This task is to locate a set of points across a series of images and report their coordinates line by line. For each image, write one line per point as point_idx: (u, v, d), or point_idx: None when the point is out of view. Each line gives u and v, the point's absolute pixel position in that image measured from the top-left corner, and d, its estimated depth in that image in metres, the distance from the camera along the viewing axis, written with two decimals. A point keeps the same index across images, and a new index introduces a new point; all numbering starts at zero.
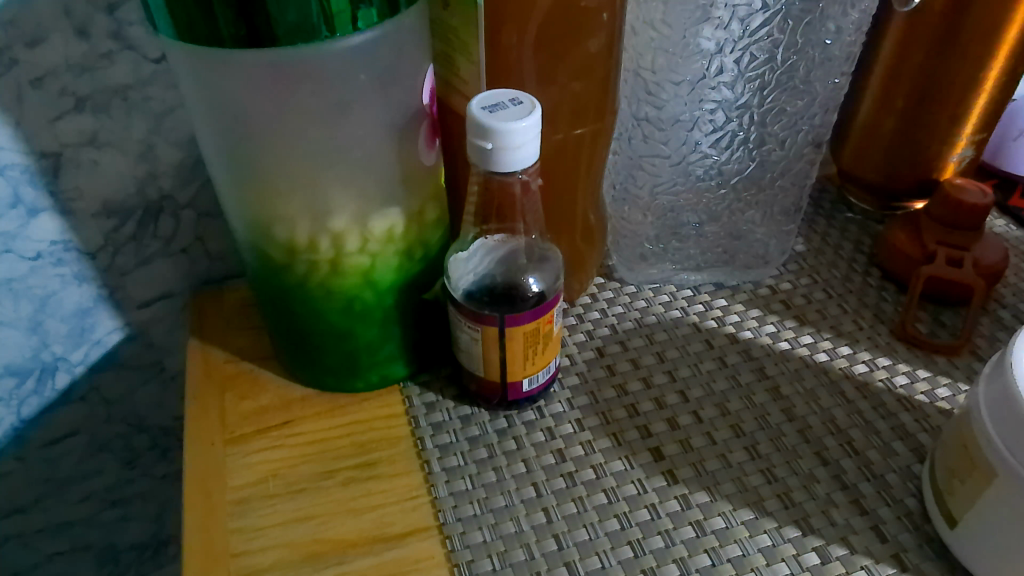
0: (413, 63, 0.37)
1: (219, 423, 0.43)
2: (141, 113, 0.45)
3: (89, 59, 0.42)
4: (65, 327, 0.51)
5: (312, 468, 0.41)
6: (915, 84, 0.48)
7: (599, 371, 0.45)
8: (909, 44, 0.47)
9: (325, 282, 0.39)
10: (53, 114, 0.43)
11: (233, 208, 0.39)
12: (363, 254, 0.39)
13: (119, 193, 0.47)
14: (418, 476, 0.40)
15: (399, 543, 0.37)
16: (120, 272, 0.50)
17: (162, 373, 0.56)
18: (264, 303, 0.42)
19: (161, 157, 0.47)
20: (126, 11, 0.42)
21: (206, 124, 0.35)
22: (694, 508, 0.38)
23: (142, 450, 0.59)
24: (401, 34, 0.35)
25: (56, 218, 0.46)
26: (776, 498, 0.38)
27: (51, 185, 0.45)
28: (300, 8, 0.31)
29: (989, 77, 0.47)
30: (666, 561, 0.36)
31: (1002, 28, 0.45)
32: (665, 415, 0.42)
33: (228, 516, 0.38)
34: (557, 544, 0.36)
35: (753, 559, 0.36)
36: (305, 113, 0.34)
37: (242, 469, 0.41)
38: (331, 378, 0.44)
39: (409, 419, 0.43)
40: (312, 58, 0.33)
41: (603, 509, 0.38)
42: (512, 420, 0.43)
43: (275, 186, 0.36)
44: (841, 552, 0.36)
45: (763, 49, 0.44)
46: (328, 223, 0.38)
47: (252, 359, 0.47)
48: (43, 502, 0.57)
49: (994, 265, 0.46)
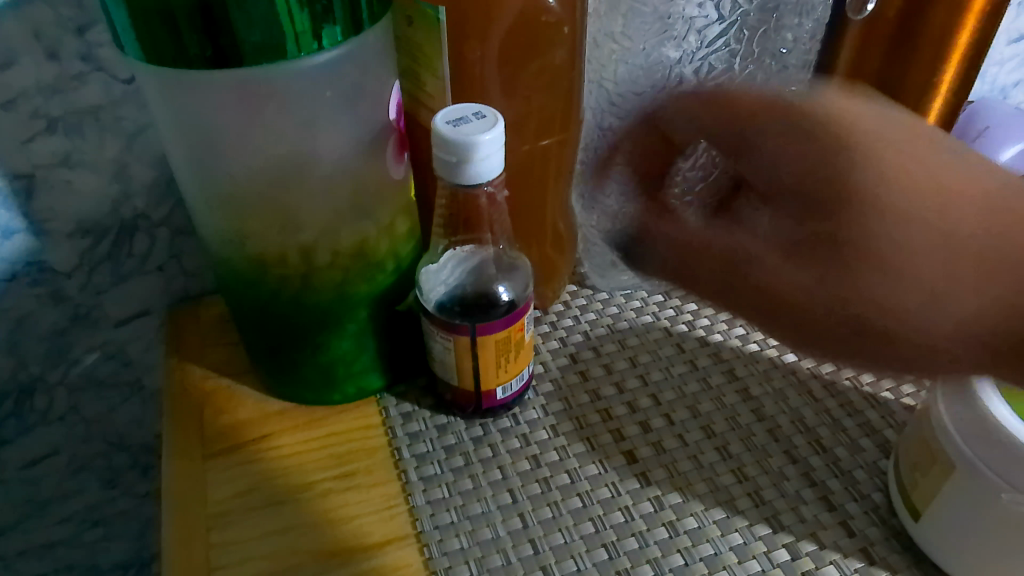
0: (379, 79, 0.37)
1: (197, 439, 0.43)
2: (113, 133, 0.45)
3: (60, 81, 0.43)
4: (43, 347, 0.51)
5: (291, 481, 0.41)
6: (874, 89, 0.50)
7: (572, 378, 0.46)
8: (868, 49, 0.48)
9: (299, 296, 0.40)
10: (26, 136, 0.43)
11: (205, 225, 0.39)
12: (336, 267, 0.40)
13: (93, 212, 0.47)
14: (396, 486, 0.40)
15: (377, 552, 0.37)
16: (96, 292, 0.50)
17: (141, 391, 0.56)
18: (239, 319, 0.43)
19: (135, 176, 0.47)
20: (95, 33, 0.42)
21: (175, 141, 0.36)
22: (667, 510, 0.38)
23: (123, 468, 0.59)
24: (365, 52, 0.36)
25: (30, 239, 0.47)
26: (747, 497, 0.39)
27: (25, 206, 0.45)
28: (266, 30, 0.31)
29: (943, 82, 0.49)
30: (640, 562, 0.36)
31: (953, 36, 0.46)
32: (638, 419, 0.43)
33: (209, 530, 0.39)
34: (533, 548, 0.37)
35: (725, 557, 0.36)
36: (273, 131, 0.35)
37: (222, 483, 0.41)
38: (308, 392, 0.44)
39: (386, 429, 0.44)
40: (277, 76, 0.33)
41: (578, 513, 0.38)
42: (488, 428, 0.43)
43: (246, 202, 0.37)
44: (810, 548, 0.37)
45: (722, 58, 0.47)
46: (298, 238, 0.38)
47: (229, 375, 0.47)
48: (24, 524, 0.57)
49: None
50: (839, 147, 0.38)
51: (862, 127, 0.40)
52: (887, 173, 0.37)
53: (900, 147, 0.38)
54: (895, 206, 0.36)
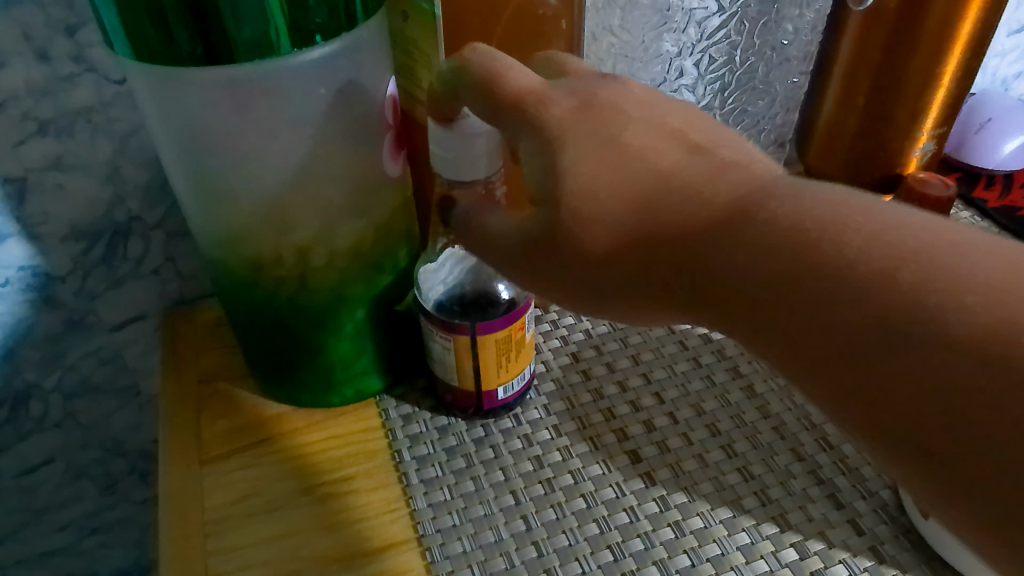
0: (375, 75, 0.37)
1: (194, 444, 0.43)
2: (105, 135, 0.45)
3: (50, 82, 0.42)
4: (37, 354, 0.50)
5: (290, 485, 0.40)
6: (875, 81, 0.48)
7: (574, 377, 0.45)
8: (868, 41, 0.47)
9: (295, 297, 0.39)
10: (16, 138, 0.43)
11: (198, 226, 0.38)
12: (332, 267, 0.39)
13: (86, 215, 0.47)
14: (396, 489, 0.40)
15: (378, 557, 0.37)
16: (91, 296, 0.50)
17: (138, 396, 0.56)
18: (235, 322, 0.42)
19: (128, 178, 0.47)
20: (85, 33, 0.41)
21: (166, 142, 0.35)
22: (672, 510, 0.38)
23: (121, 475, 0.58)
24: (361, 47, 0.35)
25: (22, 244, 0.46)
26: (753, 496, 0.38)
27: (16, 210, 0.45)
28: (256, 25, 0.31)
29: (946, 73, 0.48)
30: (646, 564, 0.36)
31: (956, 25, 0.45)
32: (641, 418, 0.43)
33: (206, 536, 0.38)
34: (537, 551, 0.36)
35: (732, 557, 0.36)
36: (267, 131, 0.34)
37: (219, 489, 0.40)
38: (306, 395, 0.44)
39: (386, 431, 0.43)
40: (270, 74, 0.32)
41: (581, 514, 0.38)
42: (489, 429, 0.42)
43: (240, 204, 0.36)
44: (818, 547, 0.36)
45: (722, 51, 0.50)
46: (294, 238, 0.38)
47: (226, 378, 0.47)
48: (21, 533, 0.56)
49: None
50: (563, 141, 0.28)
51: (629, 124, 0.28)
52: (606, 196, 0.27)
53: (697, 159, 0.27)
54: (859, 251, 0.22)
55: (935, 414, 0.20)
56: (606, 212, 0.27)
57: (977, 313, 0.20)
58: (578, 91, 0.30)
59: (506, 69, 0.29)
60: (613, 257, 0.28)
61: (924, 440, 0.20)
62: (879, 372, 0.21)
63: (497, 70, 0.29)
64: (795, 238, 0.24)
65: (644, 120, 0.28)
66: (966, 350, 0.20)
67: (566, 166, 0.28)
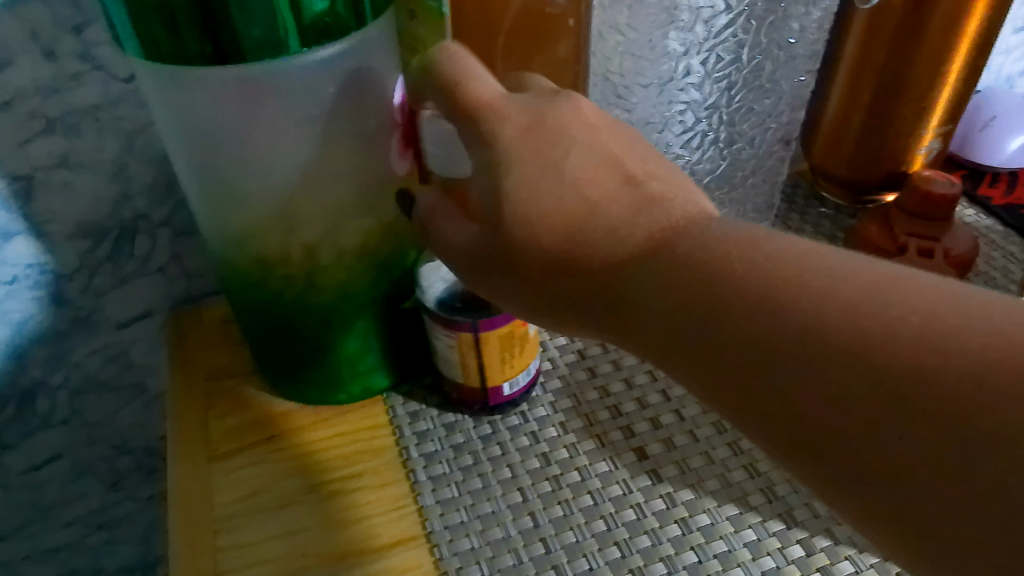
0: (385, 74, 0.37)
1: (202, 441, 0.43)
2: (112, 133, 0.45)
3: (57, 81, 0.42)
4: (44, 351, 0.50)
5: (298, 482, 0.41)
6: (880, 79, 0.49)
7: (580, 374, 0.45)
8: (873, 39, 0.48)
9: (303, 295, 0.40)
10: (24, 137, 0.43)
11: (207, 225, 0.38)
12: (340, 265, 0.39)
13: (92, 213, 0.47)
14: (404, 486, 0.40)
15: (387, 553, 0.37)
16: (97, 294, 0.50)
17: (144, 393, 0.56)
18: (242, 320, 0.42)
19: (135, 176, 0.47)
20: (93, 31, 0.41)
21: (175, 141, 0.35)
22: (679, 507, 0.38)
23: (127, 471, 0.58)
24: (370, 47, 0.35)
25: (30, 241, 0.46)
26: (759, 493, 0.39)
27: (24, 209, 0.45)
28: (266, 24, 0.31)
29: (951, 71, 0.48)
30: (653, 560, 0.36)
31: (962, 23, 0.45)
32: (647, 415, 0.43)
33: (215, 533, 0.38)
34: (545, 548, 0.37)
35: (739, 554, 0.36)
36: (276, 130, 0.34)
37: (228, 485, 0.41)
38: (313, 392, 0.44)
39: (393, 429, 0.43)
40: (279, 74, 0.33)
41: (589, 511, 0.38)
42: (496, 426, 0.43)
43: (248, 203, 0.36)
44: (824, 544, 0.36)
45: (728, 49, 0.45)
46: (302, 236, 0.38)
47: (234, 375, 0.47)
48: (28, 529, 0.57)
49: (962, 255, 0.47)
50: (511, 165, 0.30)
51: (572, 148, 0.30)
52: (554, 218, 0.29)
53: (628, 191, 0.29)
54: (793, 281, 0.23)
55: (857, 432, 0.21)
56: (546, 236, 0.29)
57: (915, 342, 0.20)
58: (533, 105, 0.31)
59: (468, 78, 0.31)
60: (558, 277, 0.30)
61: (840, 451, 0.21)
62: (791, 388, 0.22)
63: (459, 82, 0.31)
64: (714, 266, 0.25)
65: (586, 146, 0.30)
66: (875, 363, 0.21)
67: (511, 188, 0.30)
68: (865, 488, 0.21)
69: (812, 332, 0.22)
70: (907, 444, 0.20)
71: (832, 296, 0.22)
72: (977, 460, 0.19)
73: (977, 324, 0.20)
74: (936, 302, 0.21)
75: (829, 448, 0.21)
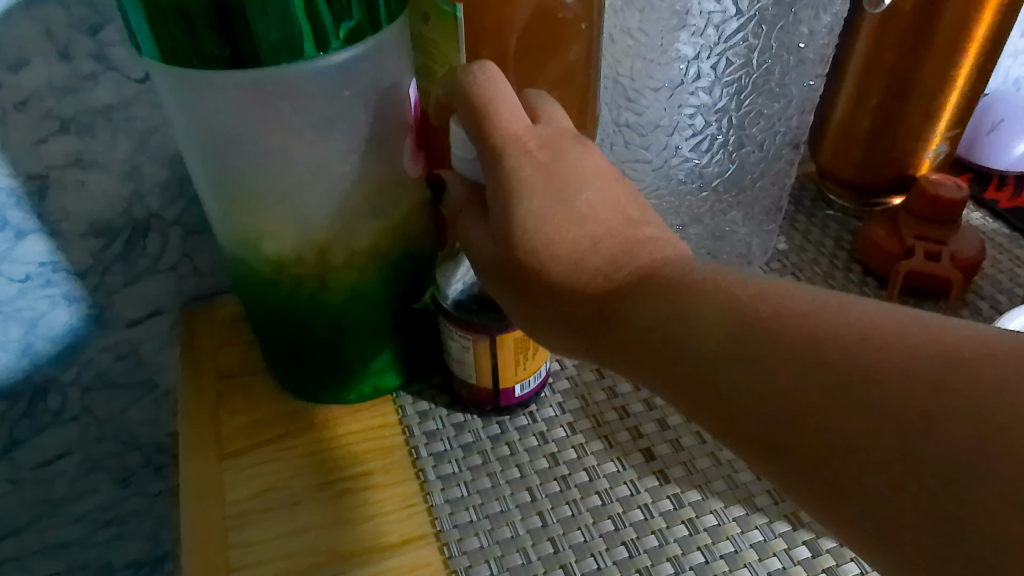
0: (397, 78, 0.37)
1: (213, 439, 0.43)
2: (126, 133, 0.45)
3: (72, 81, 0.42)
4: (56, 348, 0.51)
5: (308, 480, 0.41)
6: (889, 82, 0.49)
7: (588, 375, 0.46)
8: (882, 43, 0.48)
9: (315, 295, 0.40)
10: (38, 136, 0.43)
11: (220, 225, 0.39)
12: (352, 266, 0.40)
13: (105, 212, 0.47)
14: (413, 485, 0.40)
15: (396, 552, 0.37)
16: (109, 292, 0.50)
17: (154, 391, 0.56)
18: (254, 319, 0.42)
19: (147, 175, 0.47)
20: (108, 32, 0.42)
21: (190, 143, 0.36)
22: (686, 507, 0.38)
23: (137, 468, 0.59)
24: (384, 51, 0.36)
25: (43, 240, 0.47)
26: (766, 494, 0.39)
27: (37, 207, 0.45)
28: (283, 27, 0.30)
29: (960, 74, 0.48)
30: (660, 560, 0.36)
31: (971, 27, 0.46)
32: (655, 416, 0.43)
33: (227, 530, 0.39)
34: (553, 547, 0.37)
35: (745, 554, 0.36)
36: (290, 132, 0.34)
37: (239, 483, 0.41)
38: (324, 391, 0.44)
39: (402, 428, 0.44)
40: (296, 76, 0.33)
41: (597, 511, 0.38)
42: (504, 426, 0.43)
43: (262, 204, 0.37)
44: (830, 545, 0.37)
45: (739, 54, 0.45)
46: (315, 238, 0.38)
47: (244, 373, 0.47)
48: (37, 524, 0.57)
49: (971, 258, 0.47)
50: (523, 194, 0.31)
51: (582, 190, 0.31)
52: (559, 246, 0.30)
53: (629, 231, 0.31)
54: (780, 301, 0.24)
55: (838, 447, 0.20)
56: (556, 265, 0.30)
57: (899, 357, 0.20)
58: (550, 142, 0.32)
59: (492, 107, 0.32)
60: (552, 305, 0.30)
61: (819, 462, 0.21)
62: (762, 402, 0.22)
63: (483, 109, 0.32)
64: (695, 294, 0.26)
65: (594, 186, 0.32)
66: (840, 375, 0.21)
67: (521, 216, 0.31)
68: (845, 502, 0.20)
69: (775, 343, 0.23)
70: (868, 440, 0.20)
71: (788, 311, 0.23)
72: (938, 447, 0.18)
73: (957, 341, 0.20)
74: (918, 326, 0.21)
75: (799, 452, 0.21)
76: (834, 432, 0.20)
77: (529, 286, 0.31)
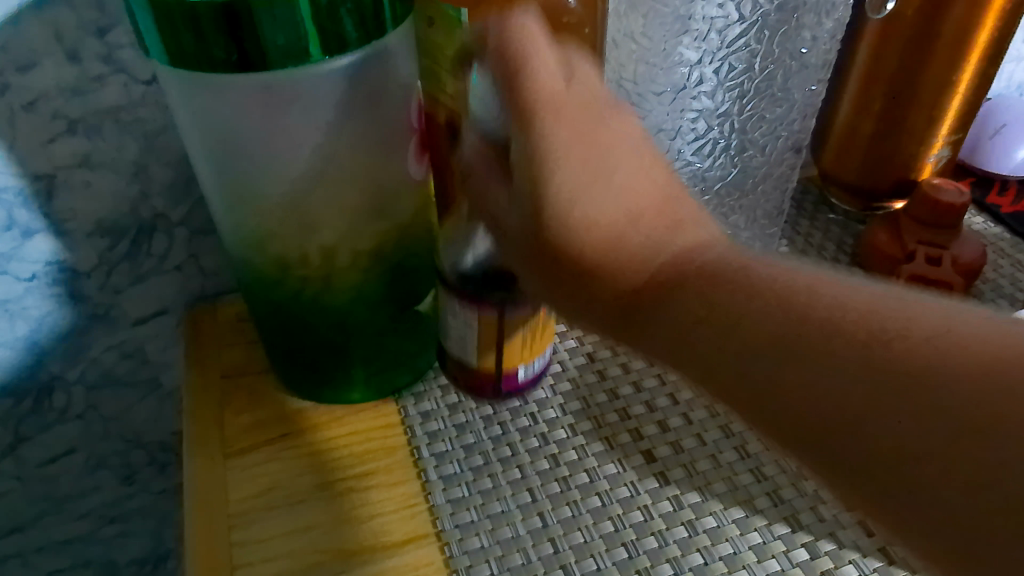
0: (401, 82, 0.37)
1: (217, 438, 0.44)
2: (132, 134, 0.46)
3: (80, 82, 0.43)
4: (61, 347, 0.51)
5: (311, 480, 0.41)
6: (891, 87, 0.49)
7: (590, 377, 0.46)
8: (884, 49, 0.48)
9: (319, 296, 0.40)
10: (46, 137, 0.44)
11: (225, 226, 0.39)
12: (355, 267, 0.40)
13: (111, 212, 0.48)
14: (415, 485, 0.41)
15: (398, 551, 0.38)
16: (114, 291, 0.51)
17: (159, 389, 0.57)
18: (258, 319, 0.43)
19: (154, 176, 0.47)
20: (115, 34, 0.42)
21: (196, 145, 0.36)
22: (686, 509, 0.39)
23: (141, 465, 0.59)
24: (388, 55, 0.36)
25: (50, 239, 0.47)
26: (765, 496, 0.39)
27: (45, 207, 0.46)
28: (290, 32, 0.31)
29: (962, 80, 0.48)
30: (660, 561, 0.36)
31: (973, 33, 0.46)
32: (656, 418, 0.43)
33: (230, 527, 0.39)
34: (553, 547, 0.37)
35: (744, 556, 0.37)
36: (296, 134, 0.35)
37: (243, 481, 0.41)
38: (328, 391, 0.45)
39: (404, 428, 0.44)
40: (301, 79, 0.33)
41: (597, 512, 0.39)
42: (506, 427, 0.43)
43: (267, 205, 0.37)
44: (829, 547, 0.37)
45: (741, 59, 0.46)
46: (319, 239, 0.38)
47: (248, 373, 0.48)
48: (42, 521, 0.57)
49: (971, 262, 0.47)
50: (559, 163, 0.30)
51: (619, 167, 0.31)
52: (597, 224, 0.30)
53: (666, 212, 0.31)
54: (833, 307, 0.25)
55: (907, 451, 0.22)
56: (588, 241, 0.30)
57: (955, 360, 0.22)
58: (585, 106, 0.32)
59: (527, 63, 0.31)
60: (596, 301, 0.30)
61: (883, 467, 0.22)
62: (820, 404, 0.24)
63: (518, 64, 0.31)
64: (746, 292, 0.26)
65: (630, 164, 0.31)
66: (910, 382, 0.22)
67: (555, 186, 0.30)
68: (904, 502, 0.22)
69: (823, 348, 0.24)
70: (919, 444, 0.22)
71: (846, 317, 0.24)
72: (997, 457, 0.20)
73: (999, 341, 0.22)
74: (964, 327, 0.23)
75: (865, 454, 0.23)
76: (892, 437, 0.22)
77: (563, 269, 0.31)
